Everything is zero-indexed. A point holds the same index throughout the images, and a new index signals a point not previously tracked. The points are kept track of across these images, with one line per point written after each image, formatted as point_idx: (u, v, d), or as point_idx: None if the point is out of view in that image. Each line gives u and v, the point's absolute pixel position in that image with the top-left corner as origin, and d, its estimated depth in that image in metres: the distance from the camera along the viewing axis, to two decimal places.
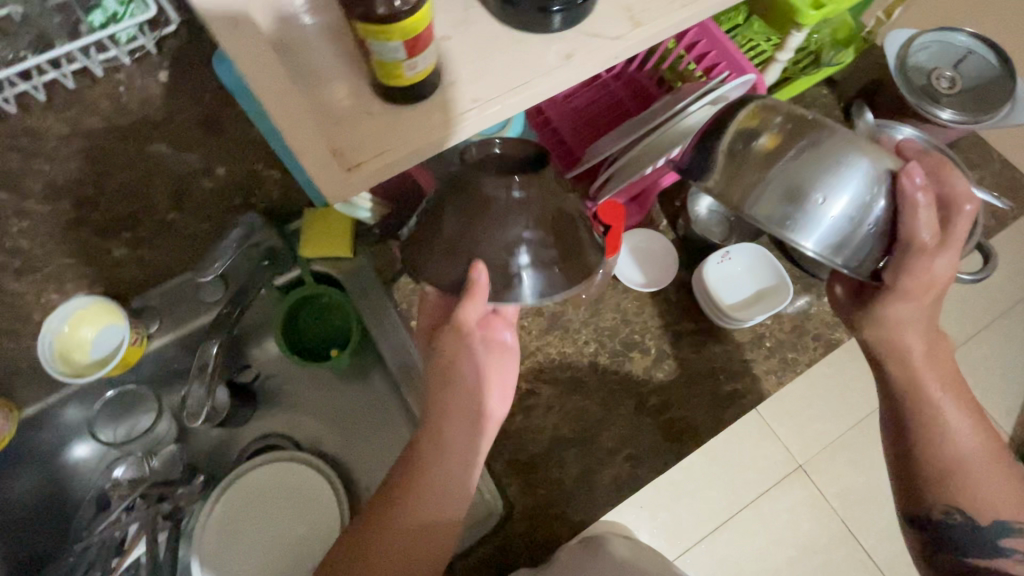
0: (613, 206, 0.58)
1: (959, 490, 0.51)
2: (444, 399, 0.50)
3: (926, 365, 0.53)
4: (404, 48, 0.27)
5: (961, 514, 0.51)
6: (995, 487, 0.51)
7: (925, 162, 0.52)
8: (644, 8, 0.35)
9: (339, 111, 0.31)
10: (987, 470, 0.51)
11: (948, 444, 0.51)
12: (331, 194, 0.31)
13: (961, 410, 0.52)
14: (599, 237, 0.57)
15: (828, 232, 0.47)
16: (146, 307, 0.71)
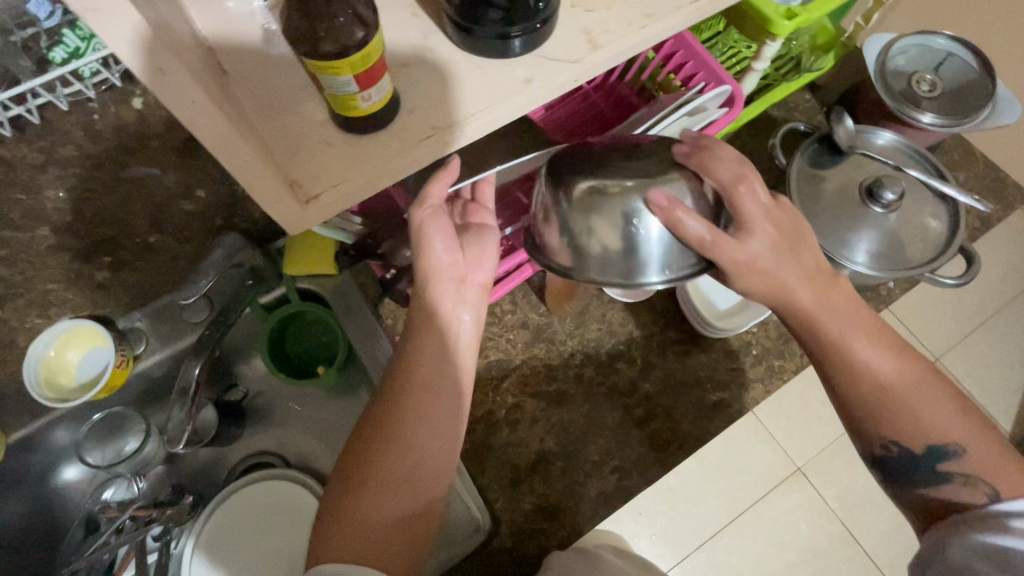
0: None
1: (894, 420, 0.48)
2: (430, 300, 0.48)
3: (827, 314, 0.48)
4: (355, 81, 0.27)
5: (900, 446, 0.49)
6: (936, 415, 0.48)
7: (690, 154, 0.47)
8: (602, 30, 0.35)
9: (297, 141, 0.32)
10: (920, 399, 0.48)
11: (874, 378, 0.48)
12: (288, 225, 0.31)
13: (878, 343, 0.48)
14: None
15: (648, 262, 0.47)
16: (132, 327, 0.69)
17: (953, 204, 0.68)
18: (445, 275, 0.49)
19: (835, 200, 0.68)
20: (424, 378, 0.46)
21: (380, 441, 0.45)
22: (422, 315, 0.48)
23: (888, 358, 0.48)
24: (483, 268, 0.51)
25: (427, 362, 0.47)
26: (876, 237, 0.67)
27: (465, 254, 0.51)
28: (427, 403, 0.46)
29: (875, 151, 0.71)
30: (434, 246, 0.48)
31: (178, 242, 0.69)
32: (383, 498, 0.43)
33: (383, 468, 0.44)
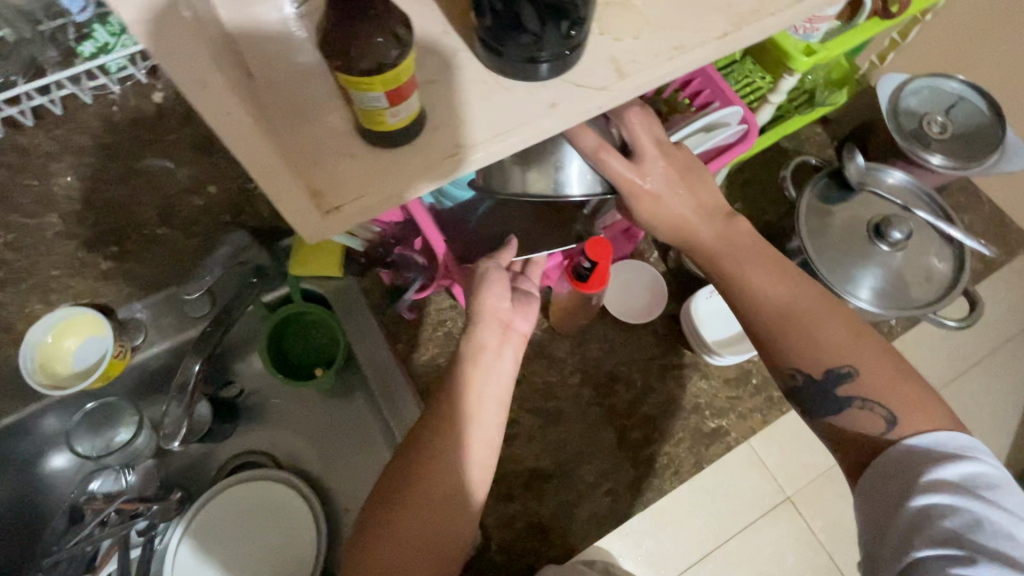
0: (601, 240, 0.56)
1: (792, 339, 0.51)
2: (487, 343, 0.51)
3: (722, 243, 0.54)
4: (385, 97, 0.27)
5: (803, 374, 0.51)
6: (829, 336, 0.50)
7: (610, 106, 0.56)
8: (630, 60, 0.35)
9: (321, 152, 0.31)
10: (812, 315, 0.51)
11: (770, 296, 0.52)
12: (310, 235, 0.31)
13: (767, 276, 0.53)
14: (586, 272, 0.57)
15: (577, 179, 0.53)
16: (131, 318, 0.68)
17: (959, 247, 0.69)
18: (489, 322, 0.52)
19: (841, 235, 0.69)
20: (469, 419, 0.49)
21: (428, 469, 0.46)
22: (464, 354, 0.51)
23: (779, 286, 0.52)
24: (528, 318, 0.54)
25: (475, 405, 0.49)
26: (880, 275, 0.67)
27: (515, 305, 0.54)
28: (463, 426, 0.48)
29: (884, 189, 0.71)
30: (488, 293, 0.53)
31: (187, 236, 0.69)
32: (420, 512, 0.46)
33: (420, 484, 0.46)
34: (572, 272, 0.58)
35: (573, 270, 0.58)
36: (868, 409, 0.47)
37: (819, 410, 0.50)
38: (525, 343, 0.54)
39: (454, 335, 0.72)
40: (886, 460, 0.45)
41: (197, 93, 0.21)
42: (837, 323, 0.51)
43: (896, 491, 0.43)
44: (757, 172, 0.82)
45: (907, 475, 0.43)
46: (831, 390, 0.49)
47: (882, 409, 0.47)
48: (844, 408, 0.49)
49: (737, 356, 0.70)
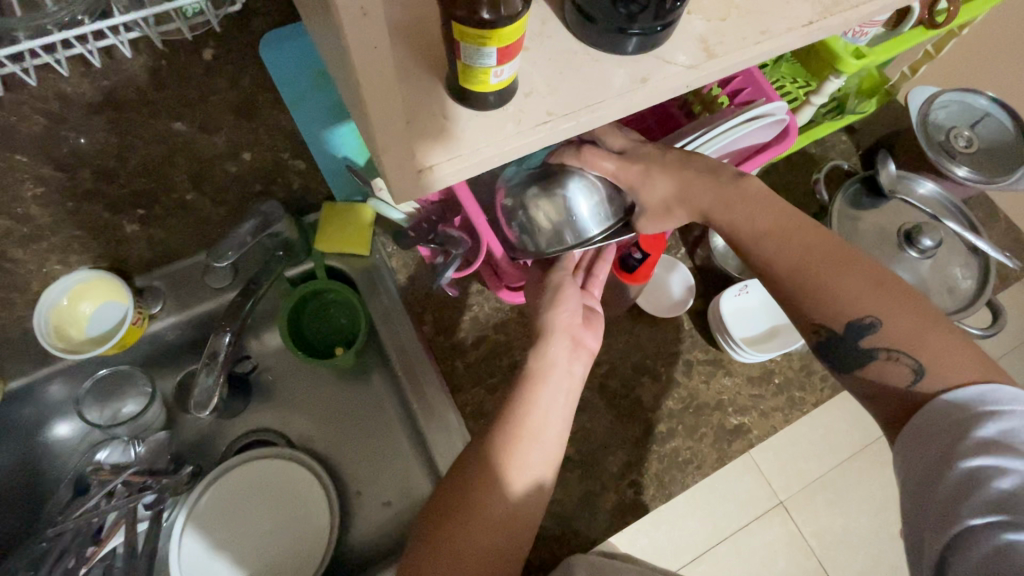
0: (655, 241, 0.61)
1: (813, 291, 0.47)
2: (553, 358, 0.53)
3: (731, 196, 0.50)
4: (496, 55, 0.27)
5: (829, 329, 0.47)
6: (853, 286, 0.46)
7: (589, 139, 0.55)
8: (718, 41, 0.35)
9: (411, 110, 0.30)
10: (832, 264, 0.47)
11: (787, 248, 0.48)
12: (398, 193, 0.30)
13: (777, 226, 0.49)
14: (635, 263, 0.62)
15: (594, 217, 0.53)
16: (149, 286, 0.68)
17: (984, 259, 0.70)
18: (561, 340, 0.54)
19: (871, 241, 0.70)
20: (530, 430, 0.49)
21: (485, 477, 0.47)
22: (534, 371, 0.52)
23: (794, 237, 0.48)
24: (596, 336, 0.57)
25: (536, 418, 0.50)
26: (906, 280, 0.68)
27: (584, 324, 0.57)
28: (533, 440, 0.49)
29: (914, 198, 0.72)
30: (559, 311, 0.55)
31: (214, 204, 0.66)
32: (488, 519, 0.46)
33: (487, 493, 0.47)
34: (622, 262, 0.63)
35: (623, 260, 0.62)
36: (894, 363, 0.45)
37: (845, 364, 0.48)
38: (592, 362, 0.56)
39: (481, 319, 0.72)
40: (925, 420, 0.42)
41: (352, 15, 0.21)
42: (863, 278, 0.46)
43: (935, 451, 0.40)
44: (784, 175, 0.83)
45: (950, 434, 0.40)
46: (855, 343, 0.47)
47: (912, 361, 0.44)
48: (871, 359, 0.46)
49: (762, 355, 0.69)
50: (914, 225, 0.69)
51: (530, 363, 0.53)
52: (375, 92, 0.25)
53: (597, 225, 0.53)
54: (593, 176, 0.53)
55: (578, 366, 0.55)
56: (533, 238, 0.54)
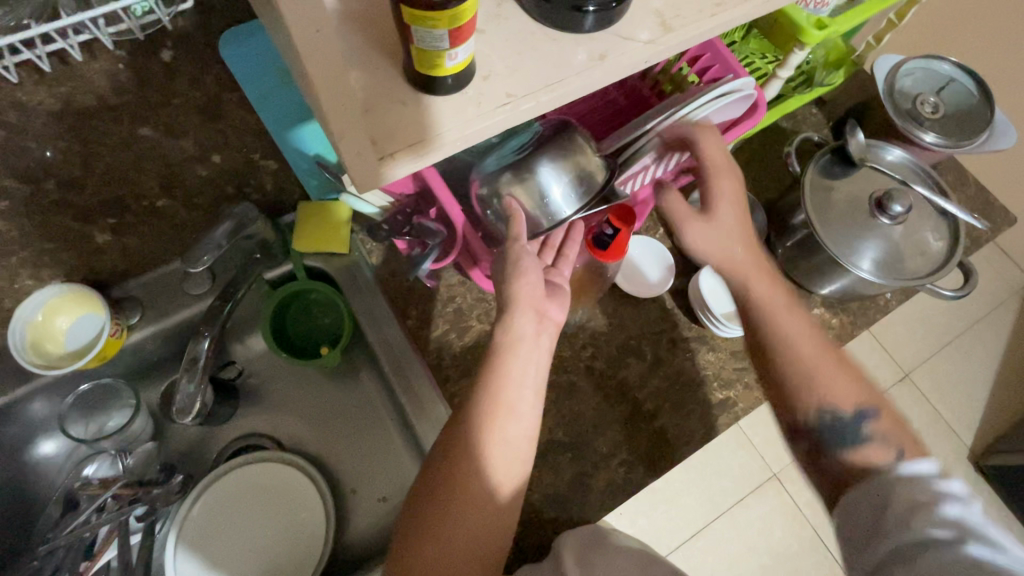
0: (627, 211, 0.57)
1: (815, 384, 0.54)
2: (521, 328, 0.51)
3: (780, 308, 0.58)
4: (448, 37, 0.27)
5: (837, 407, 0.52)
6: (835, 386, 0.53)
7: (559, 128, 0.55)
8: (675, 15, 0.35)
9: (370, 99, 0.30)
10: (839, 388, 0.53)
11: (800, 350, 0.55)
12: (360, 182, 0.30)
13: (803, 331, 0.56)
14: (608, 238, 0.57)
15: (569, 198, 0.53)
16: (127, 296, 0.67)
17: (954, 221, 0.71)
18: (526, 315, 0.52)
19: (844, 210, 0.71)
20: (508, 404, 0.49)
21: (463, 456, 0.47)
22: (501, 352, 0.51)
23: (787, 315, 0.57)
24: (560, 308, 0.56)
25: (512, 391, 0.49)
26: (879, 247, 0.69)
27: (547, 295, 0.55)
28: (506, 422, 0.48)
29: (884, 165, 0.73)
30: (524, 282, 0.52)
31: (187, 209, 0.66)
32: (470, 513, 0.45)
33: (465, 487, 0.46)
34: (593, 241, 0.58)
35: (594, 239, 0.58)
36: (881, 447, 0.49)
37: (835, 445, 0.51)
38: (558, 334, 0.55)
39: (464, 310, 0.72)
40: (855, 505, 0.46)
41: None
42: (829, 354, 0.55)
43: (876, 501, 0.45)
44: (758, 151, 0.84)
45: (885, 493, 0.45)
46: (854, 427, 0.51)
47: (892, 449, 0.49)
48: (862, 444, 0.50)
49: (740, 330, 0.70)
50: (885, 192, 0.70)
51: (496, 342, 0.51)
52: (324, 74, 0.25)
53: (573, 206, 0.54)
54: (563, 159, 0.53)
55: (545, 334, 0.54)
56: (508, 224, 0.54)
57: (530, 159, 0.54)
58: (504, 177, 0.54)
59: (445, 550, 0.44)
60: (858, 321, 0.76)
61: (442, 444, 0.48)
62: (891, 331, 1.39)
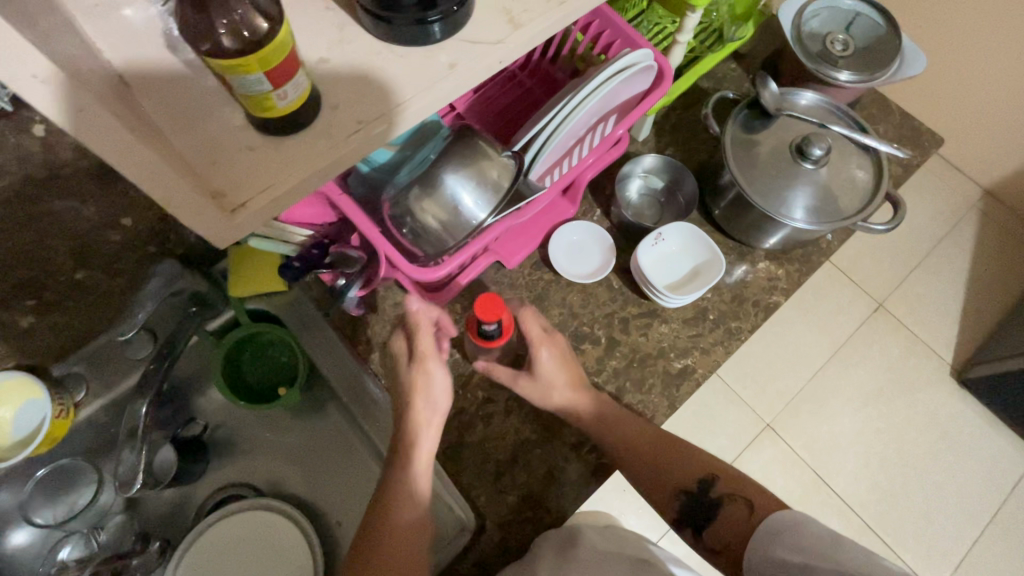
0: (489, 297, 0.58)
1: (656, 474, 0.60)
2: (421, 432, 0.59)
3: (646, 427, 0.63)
4: (266, 79, 0.26)
5: (686, 492, 0.59)
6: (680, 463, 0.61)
7: (458, 134, 0.55)
8: (522, 9, 0.35)
9: (214, 151, 0.29)
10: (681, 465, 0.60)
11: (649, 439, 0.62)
12: (216, 237, 0.29)
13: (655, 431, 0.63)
14: (493, 332, 0.59)
15: (479, 204, 0.53)
16: (69, 372, 0.66)
17: (876, 153, 0.72)
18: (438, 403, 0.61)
19: (768, 162, 0.71)
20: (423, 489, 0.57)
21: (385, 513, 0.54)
22: (410, 438, 0.58)
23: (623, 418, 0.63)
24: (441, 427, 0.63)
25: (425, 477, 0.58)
26: (808, 193, 0.70)
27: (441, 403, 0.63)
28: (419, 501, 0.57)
29: (800, 111, 0.74)
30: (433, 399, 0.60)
31: (110, 276, 0.64)
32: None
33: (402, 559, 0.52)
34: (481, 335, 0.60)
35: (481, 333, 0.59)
36: (735, 507, 0.55)
37: (699, 521, 0.57)
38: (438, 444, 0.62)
39: None
40: (756, 562, 0.49)
41: (30, 86, 0.19)
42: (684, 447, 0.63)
43: (786, 538, 0.48)
44: (681, 116, 0.84)
45: (787, 530, 0.48)
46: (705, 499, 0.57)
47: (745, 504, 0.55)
48: (721, 508, 0.56)
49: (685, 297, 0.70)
50: (803, 137, 0.70)
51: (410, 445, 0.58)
52: (115, 147, 0.23)
53: (486, 210, 0.53)
54: (466, 166, 0.53)
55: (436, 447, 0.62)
56: (426, 239, 0.54)
57: (432, 171, 0.53)
58: (412, 193, 0.53)
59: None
60: (803, 267, 0.77)
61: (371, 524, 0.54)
62: (856, 265, 1.41)
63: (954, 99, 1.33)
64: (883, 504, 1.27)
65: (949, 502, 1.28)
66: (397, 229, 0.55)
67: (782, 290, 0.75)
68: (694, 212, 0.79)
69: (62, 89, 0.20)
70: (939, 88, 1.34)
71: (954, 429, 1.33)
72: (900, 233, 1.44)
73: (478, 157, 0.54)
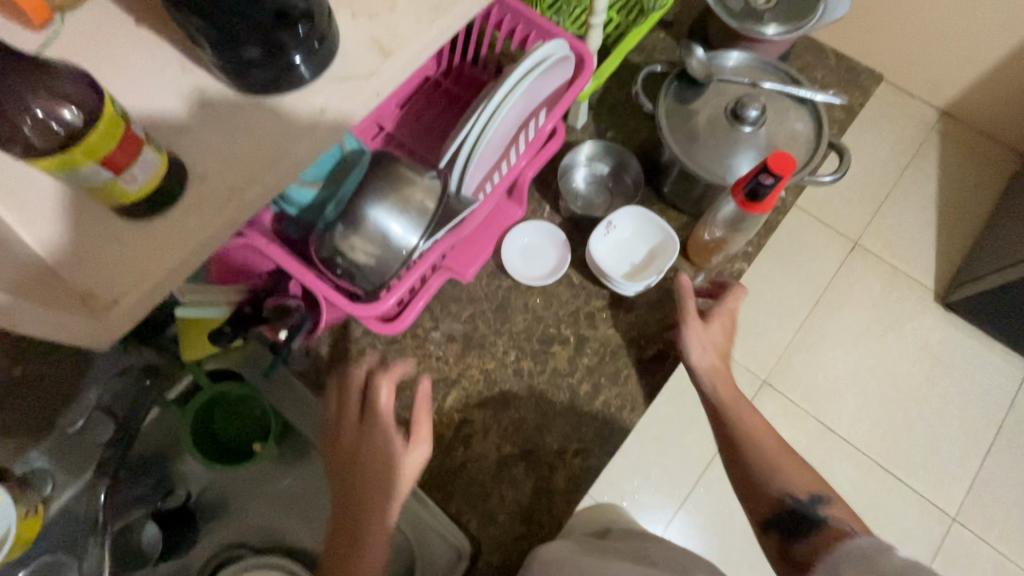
0: (784, 155, 0.54)
1: (774, 478, 0.60)
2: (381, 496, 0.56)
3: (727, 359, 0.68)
4: (102, 168, 0.24)
5: (792, 495, 0.58)
6: (794, 475, 0.60)
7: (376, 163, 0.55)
8: (392, 35, 0.33)
9: (77, 249, 0.28)
10: (783, 476, 0.60)
11: (760, 441, 0.63)
12: (94, 341, 0.27)
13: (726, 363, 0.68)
14: (767, 189, 0.55)
15: (406, 230, 0.52)
16: (34, 470, 0.63)
17: (813, 104, 0.71)
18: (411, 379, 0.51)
19: (708, 131, 0.70)
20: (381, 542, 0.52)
21: None
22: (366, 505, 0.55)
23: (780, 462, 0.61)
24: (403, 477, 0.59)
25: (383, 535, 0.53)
26: (752, 157, 0.68)
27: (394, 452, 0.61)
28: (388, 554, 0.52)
29: (730, 74, 0.73)
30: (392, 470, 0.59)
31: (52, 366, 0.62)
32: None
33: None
34: (750, 190, 0.56)
35: (751, 189, 0.56)
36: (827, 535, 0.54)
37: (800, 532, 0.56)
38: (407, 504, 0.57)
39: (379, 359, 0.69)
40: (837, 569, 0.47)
41: None
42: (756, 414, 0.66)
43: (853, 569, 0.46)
44: (618, 96, 0.82)
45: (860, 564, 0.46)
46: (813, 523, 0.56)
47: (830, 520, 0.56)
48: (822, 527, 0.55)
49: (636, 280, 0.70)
50: (737, 101, 0.69)
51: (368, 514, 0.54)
52: None
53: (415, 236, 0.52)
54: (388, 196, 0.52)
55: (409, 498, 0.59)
56: (362, 276, 0.52)
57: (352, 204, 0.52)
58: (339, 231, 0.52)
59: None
60: (763, 229, 0.75)
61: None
62: (827, 207, 1.40)
63: (893, 24, 1.32)
64: (890, 440, 1.27)
65: (953, 427, 1.29)
66: (332, 268, 0.53)
67: (744, 257, 0.74)
68: (644, 191, 0.77)
69: None
70: (882, 17, 1.32)
71: (946, 353, 1.34)
72: (867, 167, 1.42)
73: (399, 183, 0.53)
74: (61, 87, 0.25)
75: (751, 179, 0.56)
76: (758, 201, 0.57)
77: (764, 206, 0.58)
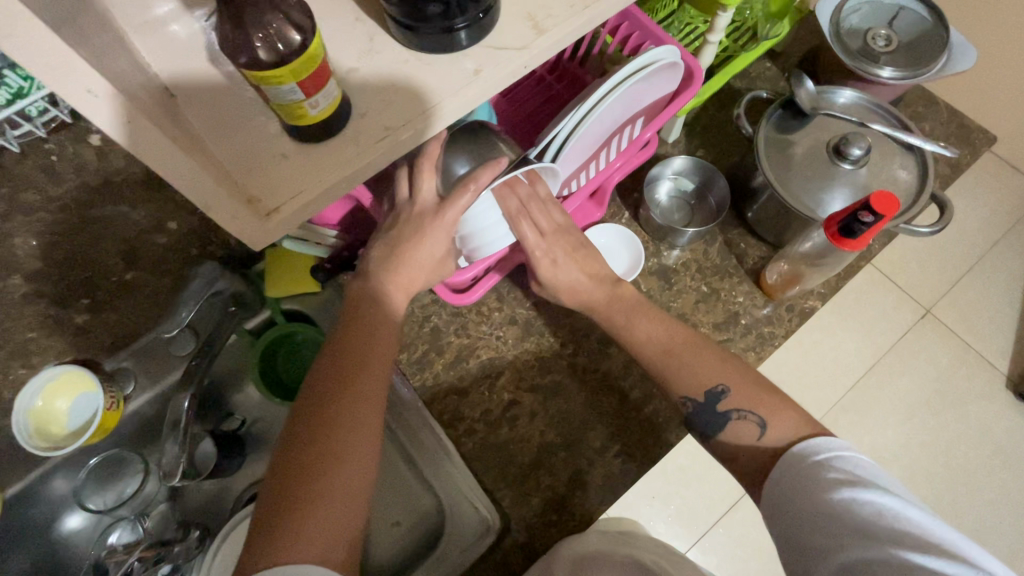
0: (888, 195, 0.54)
1: None
2: (333, 412, 0.45)
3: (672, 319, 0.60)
4: (299, 88, 0.28)
5: (692, 402, 0.55)
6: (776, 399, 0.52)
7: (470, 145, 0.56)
8: (546, 15, 0.36)
9: (251, 160, 0.32)
10: None
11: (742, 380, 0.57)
12: (254, 239, 0.31)
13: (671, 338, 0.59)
14: (864, 227, 0.54)
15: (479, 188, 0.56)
16: (119, 368, 0.69)
17: (920, 152, 0.69)
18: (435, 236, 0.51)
19: (803, 163, 0.69)
20: (334, 449, 0.43)
21: (309, 447, 0.43)
22: (320, 414, 0.45)
23: (701, 349, 0.56)
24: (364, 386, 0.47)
25: (340, 440, 0.44)
26: (846, 195, 0.67)
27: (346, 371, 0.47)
28: (347, 459, 0.43)
29: (836, 110, 0.72)
30: (346, 394, 0.46)
31: (157, 277, 0.70)
32: (355, 473, 0.43)
33: (339, 436, 0.44)
34: (846, 227, 0.56)
35: (847, 226, 0.55)
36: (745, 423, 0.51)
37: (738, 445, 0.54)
38: (361, 422, 0.45)
39: (441, 328, 0.72)
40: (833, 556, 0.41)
41: (86, 101, 0.22)
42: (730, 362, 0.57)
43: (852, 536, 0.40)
44: (714, 116, 0.82)
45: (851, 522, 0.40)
46: (714, 408, 0.54)
47: (754, 417, 0.52)
48: (726, 422, 0.53)
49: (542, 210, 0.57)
50: (841, 137, 0.68)
51: (318, 421, 0.44)
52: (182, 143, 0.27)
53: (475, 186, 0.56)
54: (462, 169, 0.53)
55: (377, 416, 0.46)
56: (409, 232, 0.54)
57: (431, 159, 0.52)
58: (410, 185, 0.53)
59: (320, 525, 0.40)
60: (844, 270, 0.74)
61: (295, 415, 0.46)
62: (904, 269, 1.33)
63: (1006, 91, 1.26)
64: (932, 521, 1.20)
65: (1005, 521, 1.21)
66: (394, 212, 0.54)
67: (820, 295, 0.73)
68: (727, 214, 0.77)
69: (144, 126, 0.24)
70: (993, 80, 1.26)
71: (1009, 443, 1.26)
72: (953, 233, 1.35)
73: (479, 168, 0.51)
74: (284, 11, 0.28)
75: (849, 215, 0.55)
76: (854, 238, 0.56)
77: (860, 243, 0.57)
